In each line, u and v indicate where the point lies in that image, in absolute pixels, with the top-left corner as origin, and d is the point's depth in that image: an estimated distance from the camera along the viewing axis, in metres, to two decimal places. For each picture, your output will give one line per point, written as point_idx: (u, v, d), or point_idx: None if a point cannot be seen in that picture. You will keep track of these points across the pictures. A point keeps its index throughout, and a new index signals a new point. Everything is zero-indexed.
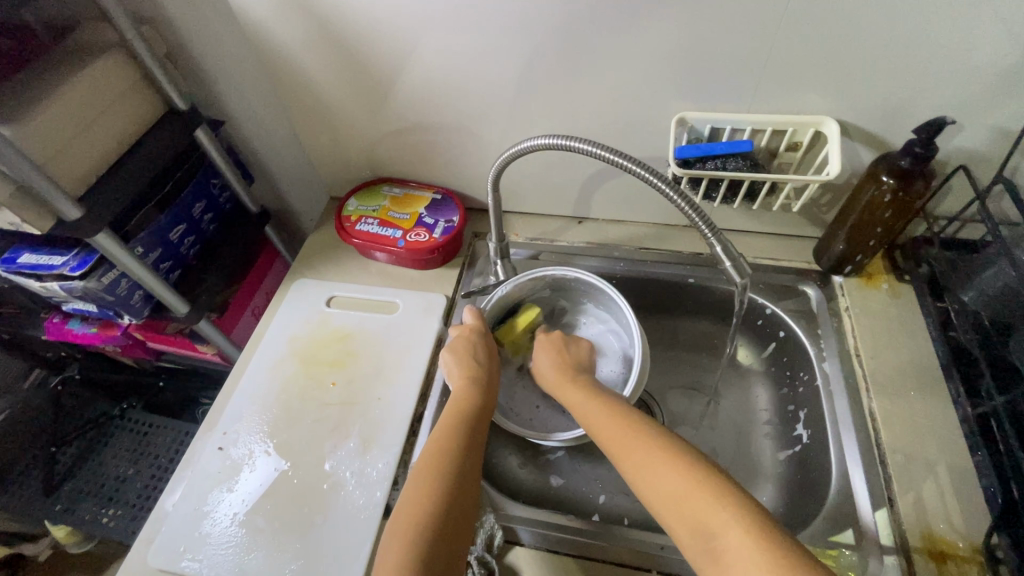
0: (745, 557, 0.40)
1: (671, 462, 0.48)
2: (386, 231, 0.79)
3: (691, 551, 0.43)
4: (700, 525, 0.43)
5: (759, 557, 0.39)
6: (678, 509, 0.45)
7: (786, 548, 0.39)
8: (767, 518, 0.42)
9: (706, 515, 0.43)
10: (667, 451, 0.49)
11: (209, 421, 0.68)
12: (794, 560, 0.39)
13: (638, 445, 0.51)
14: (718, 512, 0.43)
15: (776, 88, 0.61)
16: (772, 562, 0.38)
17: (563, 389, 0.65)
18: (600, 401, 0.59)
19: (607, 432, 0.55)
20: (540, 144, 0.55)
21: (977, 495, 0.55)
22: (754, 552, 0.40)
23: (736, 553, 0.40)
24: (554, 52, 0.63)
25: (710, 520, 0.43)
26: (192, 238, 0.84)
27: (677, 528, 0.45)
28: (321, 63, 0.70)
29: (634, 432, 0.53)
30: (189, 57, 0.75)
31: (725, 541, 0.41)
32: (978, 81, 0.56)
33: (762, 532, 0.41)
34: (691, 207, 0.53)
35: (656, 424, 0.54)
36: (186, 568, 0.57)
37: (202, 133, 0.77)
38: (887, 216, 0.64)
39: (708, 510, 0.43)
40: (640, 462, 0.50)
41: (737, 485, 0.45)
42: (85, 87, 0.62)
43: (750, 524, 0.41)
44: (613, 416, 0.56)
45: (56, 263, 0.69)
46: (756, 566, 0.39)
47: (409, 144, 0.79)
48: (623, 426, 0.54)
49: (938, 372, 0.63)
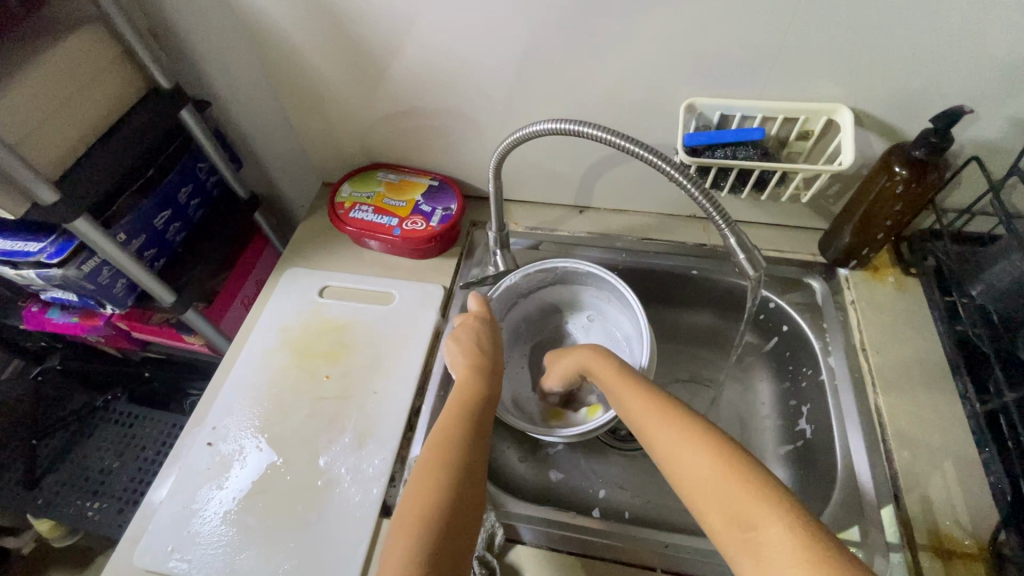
0: (787, 550, 0.38)
1: (706, 447, 0.46)
2: (381, 219, 0.77)
3: (725, 541, 0.41)
4: (737, 514, 0.41)
5: (802, 552, 0.37)
6: (712, 496, 0.43)
7: (828, 543, 0.37)
8: (804, 512, 0.40)
9: (743, 504, 0.41)
10: (699, 434, 0.47)
11: (197, 415, 0.66)
12: (838, 557, 0.37)
13: (670, 428, 0.48)
14: (754, 502, 0.41)
15: (788, 74, 0.59)
16: (816, 557, 0.37)
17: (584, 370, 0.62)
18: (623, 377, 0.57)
19: (635, 411, 0.52)
20: (545, 129, 0.52)
21: (983, 492, 0.54)
22: (797, 547, 0.38)
23: (774, 545, 0.38)
24: (557, 34, 0.60)
25: (749, 509, 0.41)
26: (178, 224, 0.81)
27: (711, 515, 0.42)
28: (314, 42, 0.66)
29: (663, 412, 0.50)
30: (173, 33, 0.71)
31: (764, 533, 0.39)
32: (995, 70, 0.54)
33: (803, 524, 0.39)
34: (705, 196, 0.51)
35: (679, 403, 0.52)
36: (174, 568, 0.54)
37: (187, 113, 0.73)
38: (897, 208, 0.63)
39: (747, 499, 0.41)
40: (670, 445, 0.47)
41: (773, 474, 0.43)
42: (60, 62, 0.58)
43: (790, 517, 0.39)
44: (635, 394, 0.54)
45: (32, 249, 0.65)
46: (798, 561, 0.37)
47: (405, 128, 0.76)
48: (651, 406, 0.52)
49: (945, 368, 0.62)
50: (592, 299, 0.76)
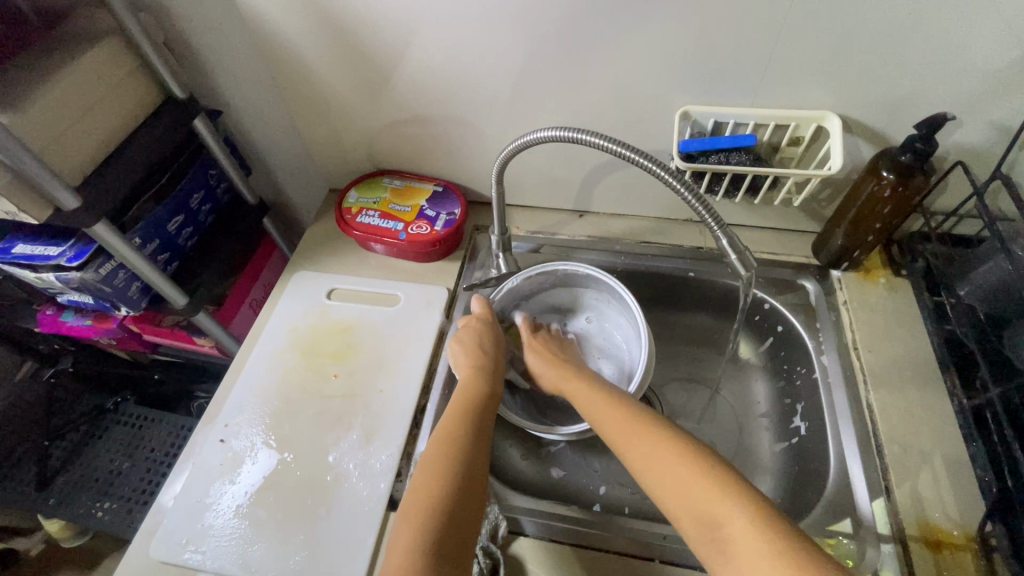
0: (750, 545, 0.40)
1: (675, 452, 0.49)
2: (387, 223, 0.79)
3: (696, 542, 0.43)
4: (704, 514, 0.44)
5: (764, 546, 0.40)
6: (682, 499, 0.45)
7: (790, 536, 0.40)
8: (770, 508, 0.42)
9: (710, 504, 0.44)
10: (673, 443, 0.50)
11: (209, 413, 0.68)
12: (798, 549, 0.39)
13: (643, 438, 0.51)
14: (721, 502, 0.43)
15: (779, 83, 0.62)
16: (778, 550, 0.39)
17: (562, 385, 0.65)
18: (599, 392, 0.60)
19: (609, 425, 0.55)
20: (545, 136, 0.55)
21: (971, 485, 0.56)
22: (760, 541, 0.40)
23: (741, 541, 0.41)
24: (557, 45, 0.63)
25: (715, 509, 0.43)
26: (190, 229, 0.83)
27: (681, 518, 0.45)
28: (323, 53, 0.69)
29: (637, 423, 0.53)
30: (187, 45, 0.74)
31: (729, 530, 0.42)
32: (976, 77, 0.56)
33: (767, 521, 0.41)
34: (698, 200, 0.53)
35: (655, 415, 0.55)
36: (189, 560, 0.56)
37: (200, 122, 0.76)
38: (885, 211, 0.65)
39: (713, 500, 0.44)
40: (643, 453, 0.50)
41: (742, 477, 0.46)
42: (82, 74, 0.61)
43: (756, 514, 0.42)
44: (614, 407, 0.57)
45: (52, 253, 0.68)
46: (762, 555, 0.39)
47: (410, 136, 0.79)
48: (626, 417, 0.55)
49: (935, 366, 0.64)
50: (592, 302, 0.78)
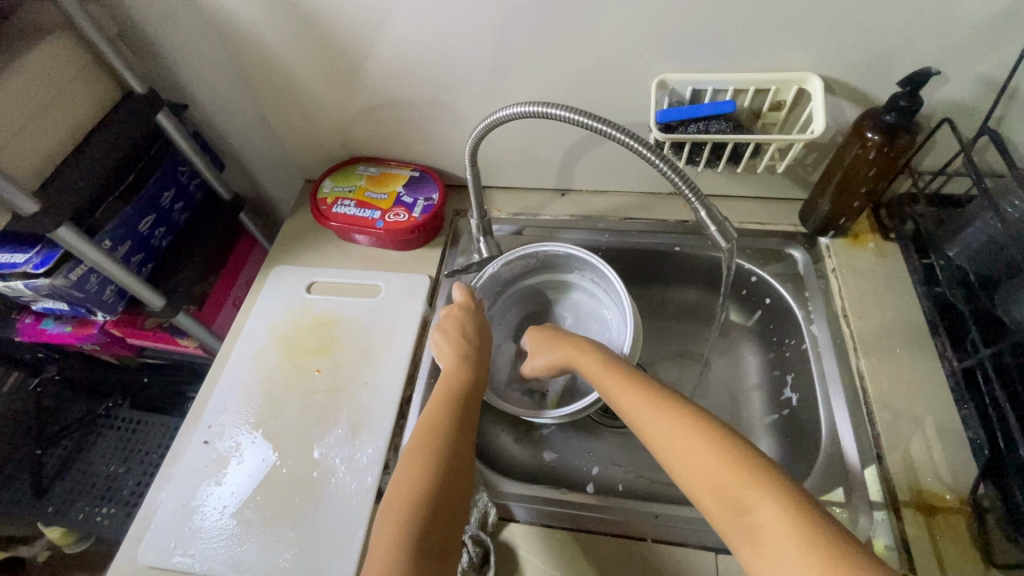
0: (780, 533, 0.38)
1: (695, 431, 0.45)
2: (364, 213, 0.77)
3: (722, 524, 0.41)
4: (731, 498, 0.41)
5: (797, 536, 0.37)
6: (708, 484, 0.43)
7: (819, 520, 0.38)
8: (795, 488, 0.40)
9: (736, 488, 0.41)
10: (697, 422, 0.46)
11: (192, 414, 0.67)
12: (826, 535, 0.37)
13: (663, 417, 0.48)
14: (751, 486, 0.41)
15: (758, 46, 0.59)
16: (807, 538, 0.37)
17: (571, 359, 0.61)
18: (609, 367, 0.57)
19: (625, 403, 0.52)
20: (514, 112, 0.52)
21: (963, 448, 0.55)
22: (791, 529, 0.38)
23: (770, 528, 0.39)
24: (527, 17, 0.60)
25: (742, 493, 0.41)
26: (163, 228, 0.82)
27: (707, 502, 0.42)
28: (284, 39, 0.66)
29: (656, 401, 0.50)
30: (143, 37, 0.71)
31: (758, 516, 0.39)
32: (962, 29, 0.54)
33: (795, 505, 0.39)
34: (674, 172, 0.52)
35: (674, 391, 0.51)
36: (178, 563, 0.56)
37: (164, 117, 0.73)
38: (871, 174, 0.63)
39: (740, 484, 0.41)
40: (660, 433, 0.47)
41: (768, 458, 0.43)
42: (29, 71, 0.58)
43: (783, 499, 0.39)
44: (629, 383, 0.53)
45: (18, 261, 0.66)
46: (795, 544, 0.37)
47: (383, 122, 0.76)
48: (638, 393, 0.52)
49: (925, 329, 0.63)
50: (591, 300, 0.77)
